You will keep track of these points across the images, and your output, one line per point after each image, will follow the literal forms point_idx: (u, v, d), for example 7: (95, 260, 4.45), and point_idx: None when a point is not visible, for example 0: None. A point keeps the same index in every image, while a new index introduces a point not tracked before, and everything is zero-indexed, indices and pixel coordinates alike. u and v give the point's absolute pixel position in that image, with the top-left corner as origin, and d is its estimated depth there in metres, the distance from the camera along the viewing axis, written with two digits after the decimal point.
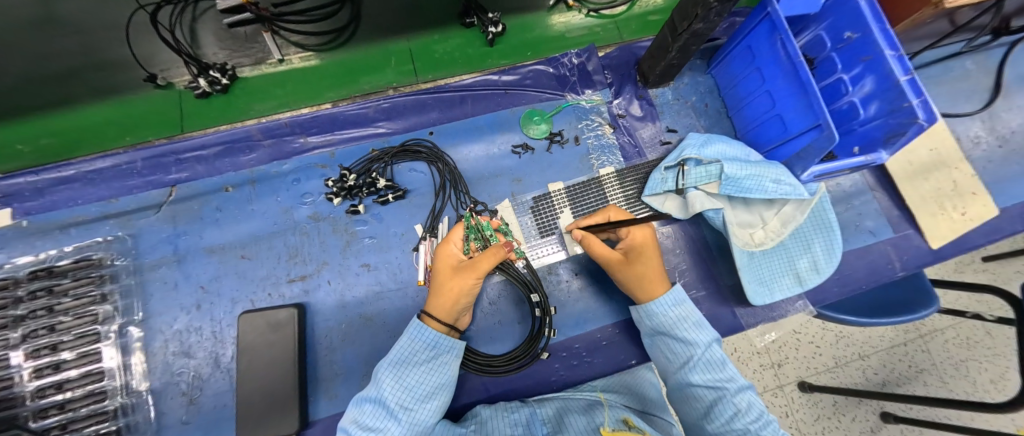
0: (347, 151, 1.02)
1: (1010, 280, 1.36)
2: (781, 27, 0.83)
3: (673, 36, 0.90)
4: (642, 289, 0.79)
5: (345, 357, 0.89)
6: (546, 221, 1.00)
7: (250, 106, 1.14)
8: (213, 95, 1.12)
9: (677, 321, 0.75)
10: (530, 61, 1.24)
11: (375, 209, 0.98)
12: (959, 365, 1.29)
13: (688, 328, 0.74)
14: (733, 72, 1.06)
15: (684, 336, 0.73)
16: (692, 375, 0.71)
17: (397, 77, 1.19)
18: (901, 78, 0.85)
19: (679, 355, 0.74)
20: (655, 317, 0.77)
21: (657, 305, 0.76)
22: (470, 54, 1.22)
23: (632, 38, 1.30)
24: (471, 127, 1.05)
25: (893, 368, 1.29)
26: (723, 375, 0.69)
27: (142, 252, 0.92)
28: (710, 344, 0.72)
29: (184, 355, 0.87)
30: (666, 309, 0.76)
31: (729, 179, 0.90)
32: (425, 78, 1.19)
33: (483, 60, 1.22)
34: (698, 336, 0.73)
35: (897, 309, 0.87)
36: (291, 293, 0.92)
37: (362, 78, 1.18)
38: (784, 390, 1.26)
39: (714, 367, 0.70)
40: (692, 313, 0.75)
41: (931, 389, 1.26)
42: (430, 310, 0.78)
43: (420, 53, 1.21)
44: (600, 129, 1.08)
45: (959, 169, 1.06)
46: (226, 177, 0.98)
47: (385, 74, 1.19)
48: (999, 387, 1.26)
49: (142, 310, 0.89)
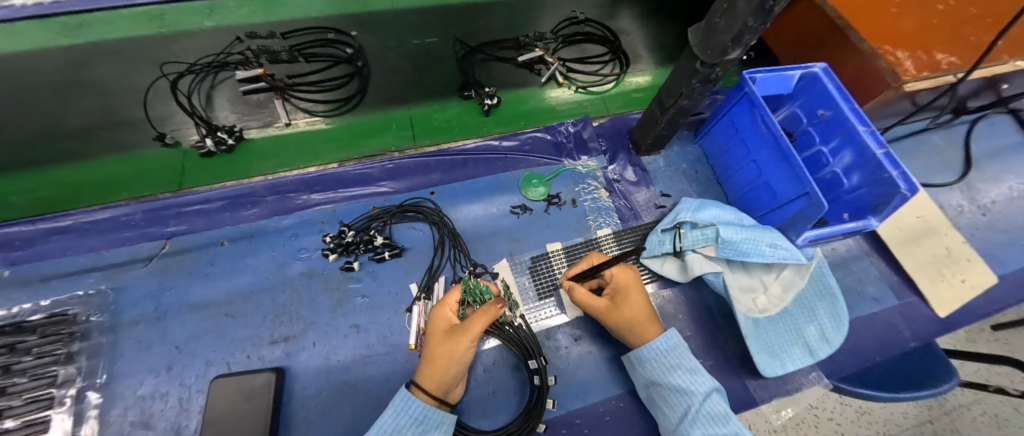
0: (348, 208, 1.04)
1: None
2: (759, 104, 0.91)
3: (661, 110, 0.97)
4: (633, 334, 0.77)
5: (321, 432, 0.80)
6: (544, 282, 0.98)
7: (252, 164, 1.19)
8: (217, 153, 1.19)
9: (671, 367, 0.72)
10: (521, 129, 1.35)
11: (370, 266, 0.97)
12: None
13: (683, 375, 0.70)
14: (720, 143, 1.13)
15: (679, 383, 0.70)
16: (693, 428, 0.65)
17: (396, 141, 1.27)
18: (877, 151, 0.90)
19: (677, 406, 0.69)
20: (648, 362, 0.74)
21: (649, 349, 0.74)
22: (466, 123, 1.33)
23: (617, 111, 1.42)
24: (471, 188, 1.09)
25: None
26: (726, 429, 0.63)
27: (122, 307, 0.88)
28: (708, 393, 0.68)
29: (142, 426, 0.78)
30: (659, 353, 0.74)
31: (727, 242, 0.90)
32: (422, 142, 1.28)
33: (478, 127, 1.33)
34: (695, 384, 0.69)
35: (917, 383, 0.81)
36: (272, 355, 0.86)
37: (364, 142, 1.26)
38: None
39: (716, 419, 0.64)
40: (687, 359, 0.72)
41: None
42: (419, 379, 0.71)
43: (419, 120, 1.32)
44: (596, 193, 1.11)
45: (950, 236, 1.09)
46: (224, 231, 0.98)
47: (386, 138, 1.27)
48: None
49: (106, 372, 0.82)
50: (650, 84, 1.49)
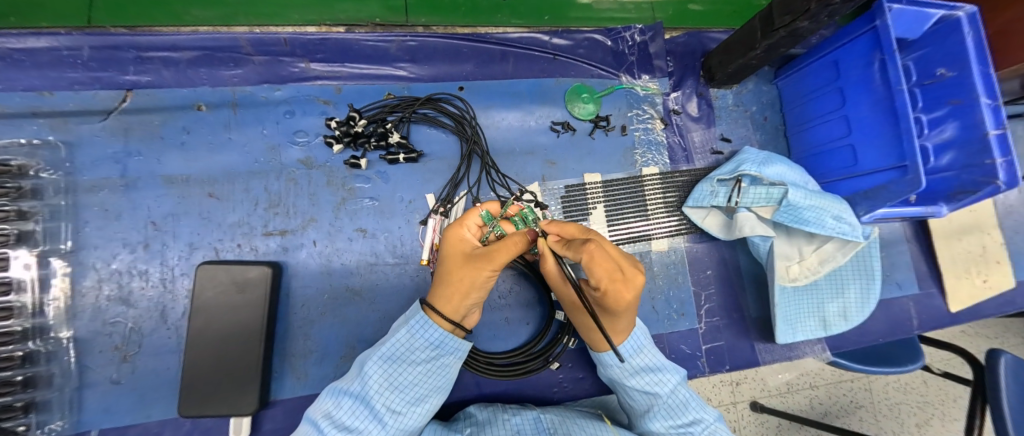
0: (357, 89, 0.84)
1: (955, 338, 1.38)
2: (886, 46, 0.72)
3: (765, 30, 0.76)
4: (589, 335, 0.67)
5: (322, 334, 0.76)
6: (576, 215, 0.88)
7: (186, 10, 0.86)
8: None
9: (635, 371, 0.66)
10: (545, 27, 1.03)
11: (380, 166, 0.83)
12: (894, 406, 1.31)
13: (647, 379, 0.65)
14: (806, 88, 0.95)
15: (642, 386, 0.65)
16: (655, 422, 0.64)
17: (381, 11, 0.94)
18: (990, 131, 0.75)
19: (639, 402, 0.67)
20: (609, 367, 0.67)
21: (611, 356, 0.66)
22: (477, 3, 0.98)
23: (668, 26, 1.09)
24: (508, 91, 0.90)
25: (837, 400, 1.30)
26: (686, 420, 0.64)
27: (79, 167, 0.73)
28: (672, 389, 0.66)
29: (122, 302, 0.72)
30: (622, 360, 0.65)
31: (790, 206, 0.80)
32: (415, 21, 0.95)
33: (492, 14, 0.99)
34: (659, 385, 0.65)
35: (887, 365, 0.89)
36: (266, 248, 0.77)
37: (338, 4, 0.92)
38: (736, 407, 1.23)
39: (678, 413, 0.64)
40: (651, 359, 0.67)
41: (865, 425, 1.28)
42: (433, 302, 0.60)
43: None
44: (650, 122, 0.95)
45: (990, 236, 1.04)
46: (200, 91, 0.79)
47: (367, 4, 0.93)
48: (922, 431, 1.30)
49: (72, 239, 0.71)
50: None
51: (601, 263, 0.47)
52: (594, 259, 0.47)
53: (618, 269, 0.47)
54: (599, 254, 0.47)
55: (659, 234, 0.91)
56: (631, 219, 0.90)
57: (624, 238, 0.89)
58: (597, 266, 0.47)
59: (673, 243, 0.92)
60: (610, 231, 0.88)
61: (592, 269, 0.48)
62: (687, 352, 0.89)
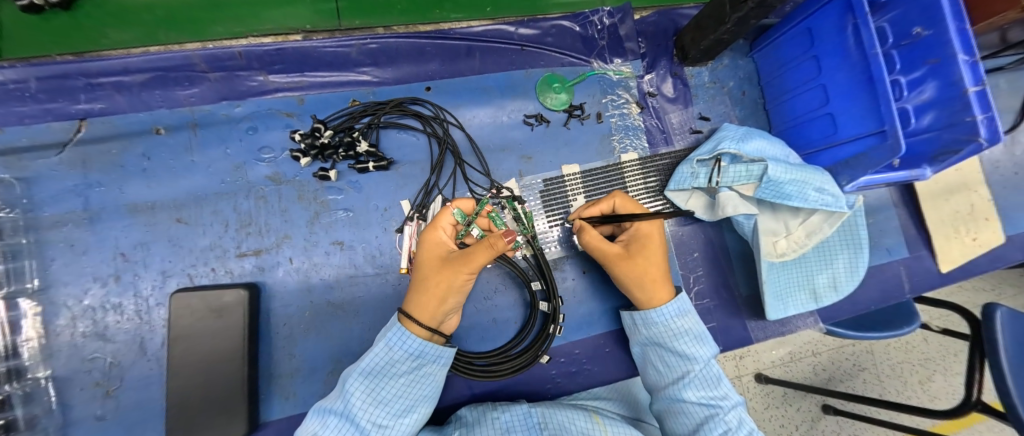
0: (320, 98, 0.82)
1: (952, 296, 1.39)
2: (859, 9, 0.70)
3: (733, 4, 0.74)
4: (643, 291, 0.67)
5: (307, 351, 0.75)
6: (557, 208, 0.86)
7: (103, 32, 0.83)
8: (49, 10, 0.80)
9: (679, 334, 0.66)
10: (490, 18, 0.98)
11: (351, 176, 0.81)
12: (896, 366, 1.32)
13: (690, 343, 0.65)
14: (782, 60, 0.93)
15: (683, 350, 0.65)
16: (686, 390, 0.63)
17: (312, 17, 0.90)
18: (970, 88, 0.72)
19: (673, 369, 0.66)
20: (654, 325, 0.68)
21: (658, 314, 0.67)
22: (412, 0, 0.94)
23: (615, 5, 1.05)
24: (476, 86, 0.88)
25: (839, 365, 1.30)
26: (717, 394, 0.63)
27: (39, 203, 0.71)
28: (708, 361, 0.65)
29: (99, 337, 0.70)
30: (668, 319, 0.66)
31: (770, 181, 0.78)
32: (348, 24, 0.91)
33: (429, 9, 0.94)
34: (698, 351, 0.65)
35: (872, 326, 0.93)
36: (241, 270, 0.75)
37: (265, 13, 0.88)
38: (741, 380, 1.24)
39: (711, 385, 0.63)
40: (696, 325, 0.66)
41: (869, 387, 1.29)
42: (409, 309, 0.59)
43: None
44: (626, 107, 0.94)
45: (977, 192, 1.03)
46: (156, 115, 0.76)
47: (295, 10, 0.89)
48: (926, 388, 1.31)
49: (39, 277, 0.69)
50: None
51: (624, 203, 0.69)
52: (618, 201, 0.70)
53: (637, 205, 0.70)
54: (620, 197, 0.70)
55: None
56: None
57: None
58: None
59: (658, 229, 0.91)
60: None
61: None
62: None
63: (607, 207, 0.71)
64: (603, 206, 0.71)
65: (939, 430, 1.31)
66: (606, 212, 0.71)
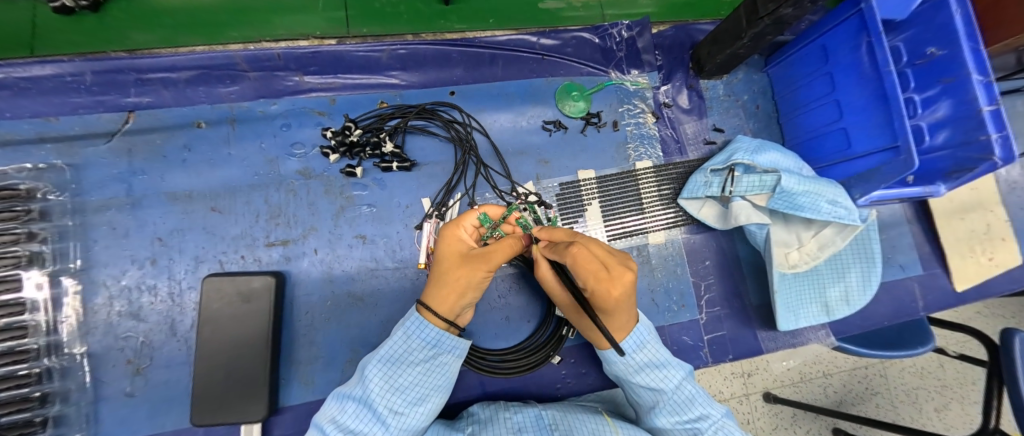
0: (351, 99, 0.86)
1: (970, 319, 1.37)
2: (873, 28, 0.72)
3: (750, 19, 0.77)
4: (590, 331, 0.65)
5: (326, 340, 0.78)
6: (572, 211, 0.89)
7: (126, 34, 0.88)
8: (79, 12, 0.85)
9: (640, 369, 0.63)
10: (492, 29, 1.01)
11: (376, 173, 0.84)
12: (911, 392, 1.30)
13: (653, 376, 0.63)
14: (797, 76, 0.95)
15: (648, 384, 0.63)
16: (660, 418, 0.64)
17: (323, 24, 0.94)
18: (984, 107, 0.73)
19: (646, 397, 0.66)
20: (613, 364, 0.64)
21: (615, 354, 0.63)
22: (420, 11, 0.98)
23: (615, 19, 1.08)
24: (498, 92, 0.91)
25: (852, 388, 1.29)
26: (692, 415, 0.63)
27: (85, 188, 0.75)
28: (678, 385, 0.64)
29: (133, 317, 0.74)
30: (626, 358, 0.63)
31: (783, 192, 0.79)
32: (357, 31, 0.95)
33: (434, 20, 0.99)
34: (664, 381, 0.63)
35: (894, 344, 0.90)
36: (269, 258, 0.78)
37: (277, 19, 0.92)
38: (749, 398, 1.23)
39: (683, 409, 0.64)
40: (656, 356, 0.63)
41: (882, 411, 1.27)
42: (428, 301, 0.60)
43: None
44: (642, 117, 0.96)
45: (994, 212, 1.03)
46: (199, 109, 0.81)
47: (306, 17, 0.93)
48: (942, 416, 1.28)
49: (82, 258, 0.73)
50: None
51: (585, 264, 0.47)
52: (577, 261, 0.48)
53: (603, 269, 0.47)
54: (582, 255, 0.48)
55: (656, 226, 0.92)
56: (627, 212, 0.90)
57: (619, 233, 0.89)
58: (582, 268, 0.48)
59: (670, 235, 0.92)
60: (606, 225, 0.89)
61: (577, 271, 0.48)
62: (690, 343, 0.89)
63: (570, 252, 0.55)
64: None
65: None
66: None
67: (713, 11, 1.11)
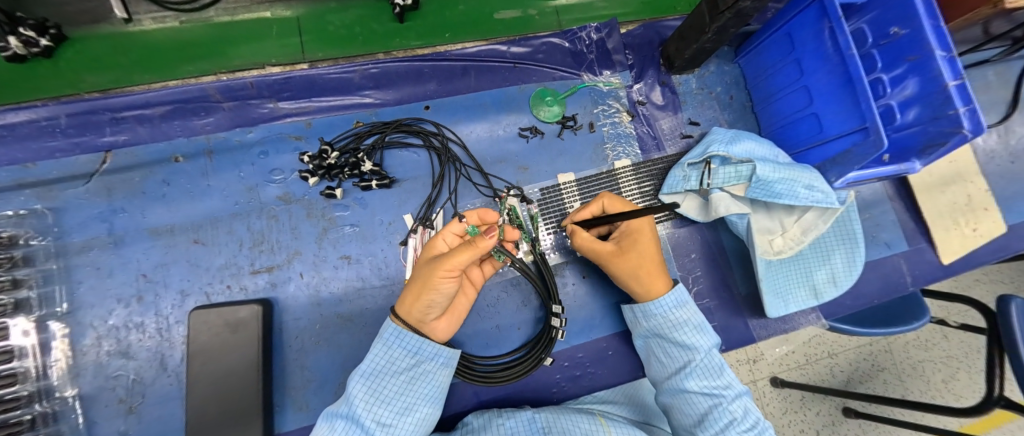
0: (327, 121, 0.87)
1: (966, 289, 1.38)
2: (833, 13, 0.73)
3: (712, 13, 0.78)
4: (641, 284, 0.69)
5: (318, 363, 0.78)
6: (554, 215, 0.89)
7: (81, 76, 0.88)
8: (33, 58, 0.85)
9: (678, 325, 0.68)
10: (448, 44, 1.02)
11: (356, 193, 0.85)
12: (917, 365, 1.30)
13: (690, 333, 0.67)
14: (766, 64, 0.96)
15: (683, 340, 0.67)
16: (689, 381, 0.65)
17: (279, 51, 0.95)
18: (949, 82, 0.74)
19: (676, 359, 0.69)
20: (653, 317, 0.70)
21: (657, 306, 0.69)
22: (374, 31, 0.99)
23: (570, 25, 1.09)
24: (473, 103, 0.92)
25: (858, 366, 1.29)
26: (720, 383, 0.65)
27: (67, 230, 0.76)
28: (710, 351, 0.67)
29: (123, 355, 0.74)
30: (667, 311, 0.68)
31: (760, 181, 0.80)
32: (312, 57, 0.96)
33: (389, 38, 0.99)
34: (699, 342, 0.67)
35: (889, 321, 0.90)
36: (255, 286, 0.79)
37: (233, 50, 0.94)
38: (756, 385, 1.23)
39: (712, 374, 0.65)
40: (694, 316, 0.68)
41: (890, 387, 1.27)
42: (398, 307, 0.62)
43: (310, 24, 0.97)
44: (618, 116, 0.97)
45: (974, 183, 1.04)
46: (176, 143, 0.82)
47: (261, 46, 0.95)
48: (950, 387, 1.28)
49: (67, 301, 0.73)
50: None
51: (613, 203, 0.72)
52: (609, 202, 0.72)
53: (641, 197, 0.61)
54: None
55: None
56: None
57: None
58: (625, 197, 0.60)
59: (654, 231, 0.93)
60: None
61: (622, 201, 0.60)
62: None
63: (598, 209, 0.72)
64: (594, 208, 0.73)
65: (969, 431, 1.27)
66: (597, 213, 0.72)
67: (668, 7, 1.13)
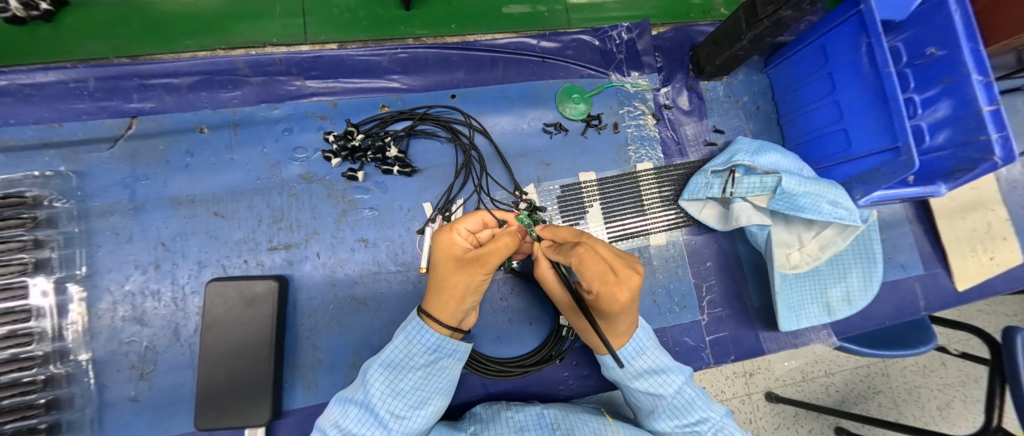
0: (352, 103, 0.87)
1: (971, 317, 1.37)
2: (873, 29, 0.72)
3: (750, 21, 0.77)
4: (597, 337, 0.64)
5: (329, 343, 0.78)
6: (573, 212, 0.89)
7: (80, 43, 0.86)
8: (33, 22, 0.84)
9: (639, 374, 0.63)
10: (454, 35, 1.00)
11: (377, 177, 0.85)
12: (913, 390, 1.29)
13: (652, 381, 0.63)
14: (797, 76, 0.95)
15: (647, 389, 0.63)
16: (659, 423, 0.65)
17: (279, 30, 0.93)
18: (984, 107, 0.73)
19: (645, 402, 0.66)
20: (612, 369, 0.65)
21: (613, 360, 0.63)
22: (379, 17, 0.97)
23: (581, 26, 1.07)
24: (499, 96, 0.92)
25: (854, 387, 1.28)
26: (693, 419, 0.64)
27: (90, 194, 0.76)
28: (678, 390, 0.65)
29: (137, 322, 0.74)
30: (624, 364, 0.63)
31: (785, 194, 0.79)
32: (314, 39, 0.95)
33: (393, 25, 0.97)
34: (664, 386, 0.64)
35: (889, 344, 0.90)
36: (272, 262, 0.79)
37: (235, 27, 0.91)
38: (752, 398, 1.23)
39: (683, 413, 0.64)
40: (655, 360, 0.64)
41: (884, 410, 1.27)
42: (429, 308, 0.59)
43: (314, 5, 0.95)
44: (642, 118, 0.97)
45: (995, 212, 1.03)
46: (202, 114, 0.81)
47: (263, 24, 0.93)
48: (945, 414, 1.28)
49: (86, 264, 0.74)
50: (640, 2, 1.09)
51: (591, 265, 0.44)
52: (583, 262, 0.45)
53: (610, 271, 0.44)
54: (588, 256, 0.45)
55: (657, 228, 0.92)
56: (628, 211, 0.91)
57: (620, 234, 0.90)
58: (586, 269, 0.45)
59: (671, 236, 0.93)
60: (607, 225, 0.89)
61: (582, 272, 0.46)
62: (691, 344, 0.89)
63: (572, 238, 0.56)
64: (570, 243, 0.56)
65: None
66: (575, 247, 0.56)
67: (681, 12, 1.10)
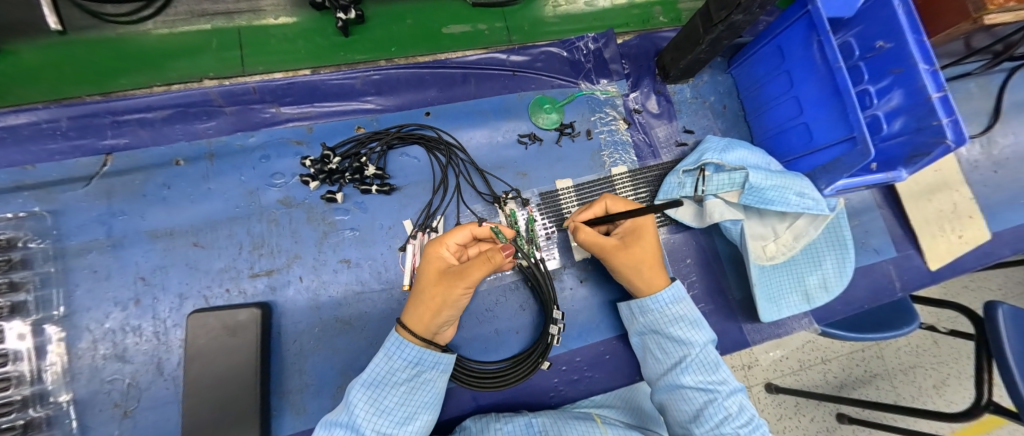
0: (328, 126, 0.88)
1: (953, 295, 1.41)
2: (822, 27, 0.75)
3: (706, 26, 0.80)
4: (643, 278, 0.70)
5: (316, 367, 0.78)
6: (552, 219, 0.90)
7: (11, 88, 0.86)
8: None
9: (674, 319, 0.70)
10: (394, 58, 1.02)
11: (357, 197, 0.86)
12: (908, 370, 1.32)
13: (684, 327, 0.70)
14: (758, 75, 0.99)
15: (679, 335, 0.70)
16: (684, 376, 0.67)
17: (215, 65, 0.94)
18: (932, 94, 0.76)
19: (672, 354, 0.71)
20: (650, 312, 0.72)
21: (654, 301, 0.71)
22: (319, 46, 0.99)
23: (523, 42, 1.09)
24: (472, 110, 0.94)
25: (851, 372, 1.31)
26: (714, 379, 0.67)
27: (66, 233, 0.76)
28: (704, 346, 0.69)
29: (118, 359, 0.73)
30: (663, 306, 0.71)
31: (753, 188, 0.82)
32: (250, 70, 0.96)
33: (334, 52, 0.99)
34: (694, 336, 0.69)
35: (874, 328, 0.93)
36: (254, 289, 0.79)
37: (170, 63, 0.93)
38: (752, 390, 1.25)
39: (708, 370, 0.67)
40: (690, 311, 0.71)
41: (883, 393, 1.29)
42: (406, 321, 0.62)
43: (251, 38, 0.97)
44: (614, 124, 1.00)
45: (959, 192, 1.07)
46: (177, 147, 0.82)
47: (199, 60, 0.94)
48: (942, 392, 1.30)
49: (64, 304, 0.73)
50: (580, 14, 1.12)
51: (617, 199, 0.73)
52: (613, 199, 0.73)
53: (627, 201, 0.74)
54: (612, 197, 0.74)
55: None
56: None
57: None
58: (616, 200, 0.73)
59: None
60: None
61: (614, 203, 0.73)
62: None
63: (600, 209, 0.73)
64: (596, 208, 0.74)
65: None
66: (599, 213, 0.73)
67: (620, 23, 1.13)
